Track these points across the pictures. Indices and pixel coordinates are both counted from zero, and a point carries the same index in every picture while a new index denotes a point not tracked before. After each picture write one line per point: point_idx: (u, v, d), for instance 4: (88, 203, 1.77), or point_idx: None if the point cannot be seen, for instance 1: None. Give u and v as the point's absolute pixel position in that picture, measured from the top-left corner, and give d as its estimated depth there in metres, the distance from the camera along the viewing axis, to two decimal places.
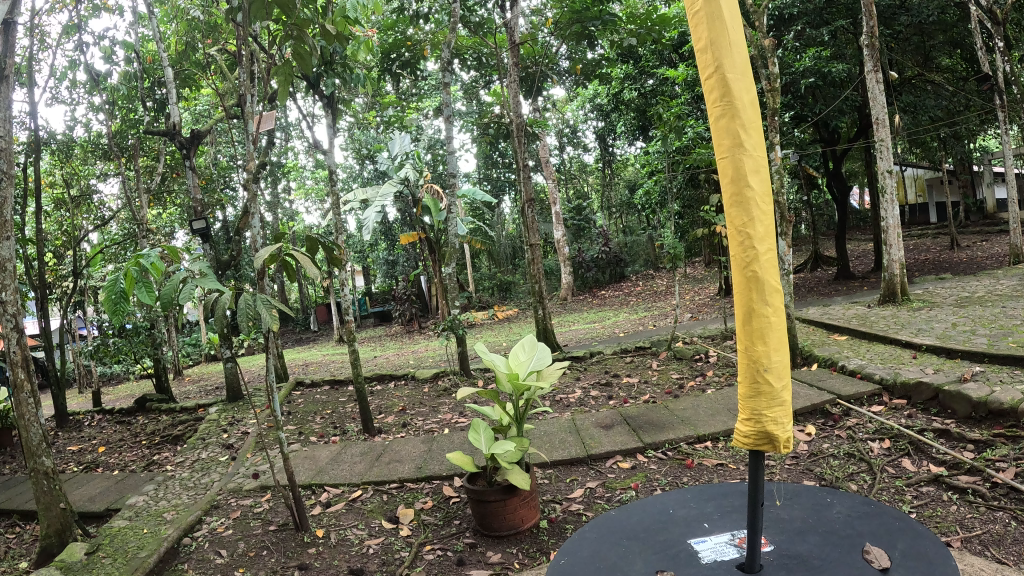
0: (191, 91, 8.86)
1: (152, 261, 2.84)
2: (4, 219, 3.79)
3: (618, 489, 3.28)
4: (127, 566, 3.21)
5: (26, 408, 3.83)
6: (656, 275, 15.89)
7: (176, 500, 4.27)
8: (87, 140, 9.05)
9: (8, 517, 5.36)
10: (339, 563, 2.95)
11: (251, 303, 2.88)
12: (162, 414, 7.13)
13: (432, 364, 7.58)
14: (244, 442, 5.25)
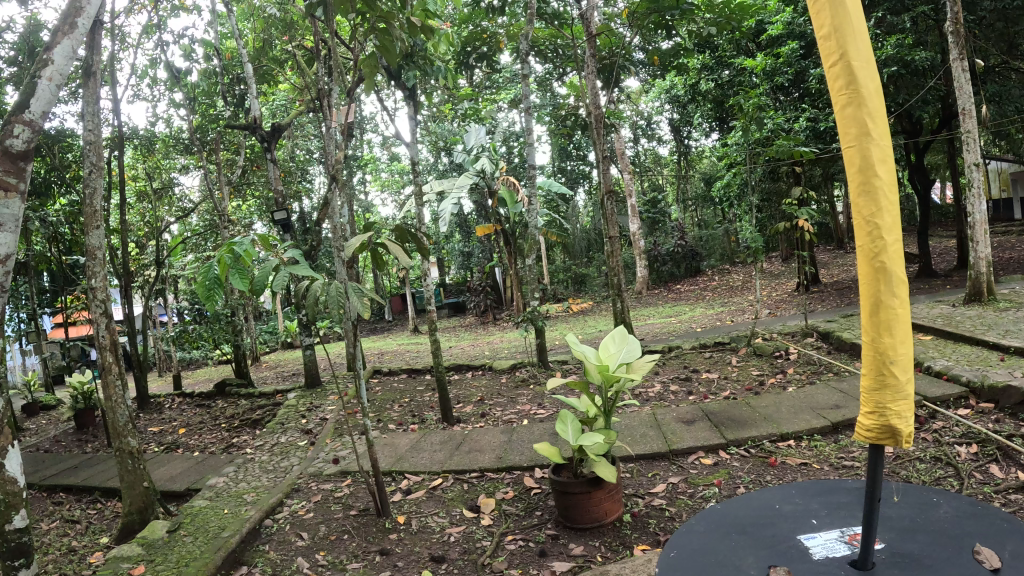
0: (267, 86, 9.14)
1: (245, 248, 2.91)
2: (95, 209, 3.94)
3: (701, 485, 3.23)
4: (209, 545, 3.32)
5: (114, 387, 4.02)
6: (731, 270, 15.57)
7: (256, 482, 4.39)
8: (169, 135, 9.40)
9: (91, 492, 5.63)
10: (421, 550, 2.99)
11: (340, 292, 2.94)
12: (241, 398, 7.37)
13: (510, 356, 7.62)
14: (323, 429, 5.37)
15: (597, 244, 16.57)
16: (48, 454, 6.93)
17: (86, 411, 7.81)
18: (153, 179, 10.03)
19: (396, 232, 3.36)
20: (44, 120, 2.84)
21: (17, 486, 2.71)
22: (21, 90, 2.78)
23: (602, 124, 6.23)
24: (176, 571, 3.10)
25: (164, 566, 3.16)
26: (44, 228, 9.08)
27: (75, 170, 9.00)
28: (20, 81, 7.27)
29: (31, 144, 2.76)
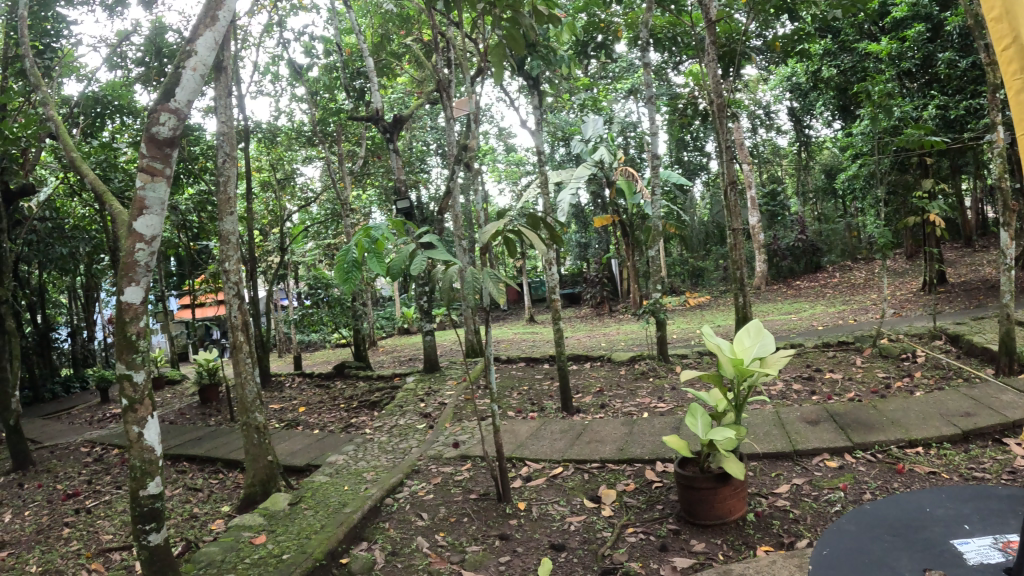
0: (388, 80, 9.49)
1: (382, 233, 3.09)
2: (229, 196, 4.36)
3: (825, 489, 3.15)
4: (329, 520, 3.54)
5: (244, 365, 4.31)
6: (855, 266, 14.86)
7: (375, 462, 4.61)
8: (292, 128, 9.97)
9: (214, 463, 6.05)
10: (540, 537, 3.09)
11: (477, 278, 3.11)
12: (359, 380, 7.72)
13: (627, 349, 7.61)
14: (440, 413, 5.57)
15: (716, 238, 16.15)
16: (175, 426, 7.49)
17: (209, 387, 8.38)
18: (276, 170, 10.61)
19: (527, 220, 3.43)
20: (189, 108, 2.97)
21: (155, 455, 2.86)
22: (167, 80, 2.91)
23: (724, 113, 6.05)
24: (297, 541, 3.32)
25: (286, 536, 3.41)
26: (178, 215, 9.84)
27: (202, 162, 9.62)
28: (149, 80, 7.92)
29: (176, 131, 2.90)
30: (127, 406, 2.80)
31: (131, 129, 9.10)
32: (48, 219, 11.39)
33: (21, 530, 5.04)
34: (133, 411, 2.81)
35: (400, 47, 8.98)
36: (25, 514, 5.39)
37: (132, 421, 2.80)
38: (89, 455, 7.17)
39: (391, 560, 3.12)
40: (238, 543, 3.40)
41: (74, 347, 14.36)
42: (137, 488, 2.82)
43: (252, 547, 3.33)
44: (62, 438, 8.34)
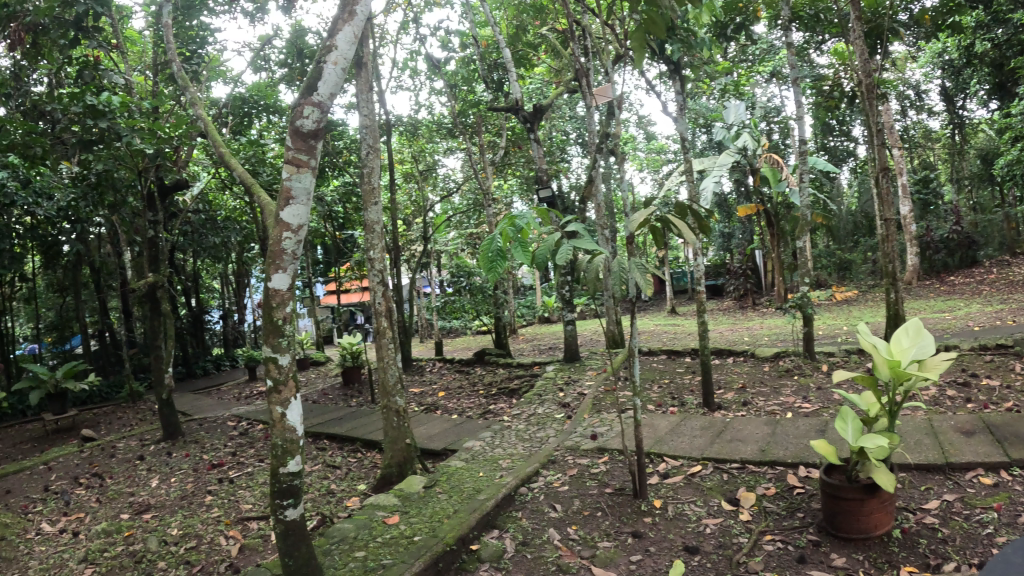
0: (527, 71, 9.60)
1: (529, 221, 3.39)
2: (372, 187, 4.55)
3: (978, 509, 2.90)
4: (461, 505, 3.80)
5: (387, 349, 4.50)
6: (1015, 261, 13.44)
7: (512, 450, 4.77)
8: (434, 120, 10.28)
9: (353, 442, 6.32)
10: (674, 538, 3.22)
11: (625, 266, 3.45)
12: (498, 367, 7.91)
13: (771, 348, 7.34)
14: (579, 403, 5.66)
15: (865, 228, 15.09)
16: (320, 405, 7.97)
17: (353, 368, 8.74)
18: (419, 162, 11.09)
19: (676, 208, 3.76)
20: (330, 101, 3.11)
21: (296, 434, 2.94)
22: (310, 75, 3.07)
23: (873, 93, 5.60)
24: (428, 524, 3.59)
25: (418, 518, 3.68)
26: (323, 206, 10.41)
27: (346, 155, 10.13)
28: (291, 80, 8.40)
29: (319, 124, 3.04)
30: (272, 387, 2.94)
31: (277, 126, 9.68)
32: (202, 211, 12.41)
33: (167, 494, 5.52)
34: (277, 392, 2.94)
35: (535, 38, 9.05)
36: (173, 481, 5.85)
37: (275, 401, 2.93)
38: (236, 429, 7.74)
39: (520, 550, 3.34)
40: (372, 522, 3.70)
41: (230, 328, 15.57)
42: (278, 465, 2.91)
43: (385, 527, 3.63)
44: (214, 412, 9.06)
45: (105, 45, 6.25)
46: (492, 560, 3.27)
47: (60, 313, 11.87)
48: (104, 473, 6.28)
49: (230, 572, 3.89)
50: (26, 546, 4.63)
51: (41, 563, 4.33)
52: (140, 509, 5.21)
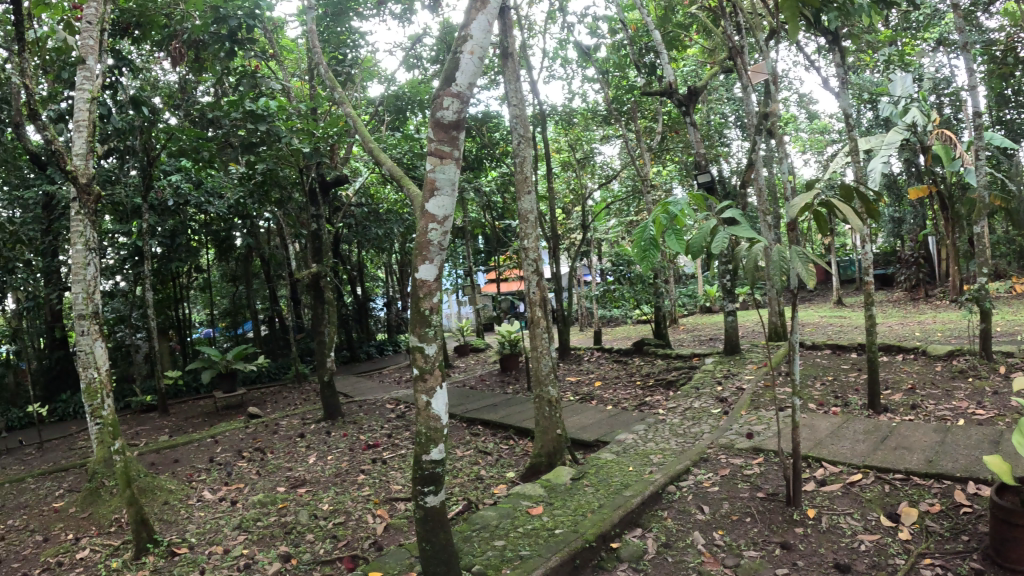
0: (678, 53, 9.28)
1: (682, 208, 3.43)
2: (527, 177, 4.85)
3: None
4: (606, 500, 4.13)
5: (540, 340, 5.04)
6: None
7: (664, 444, 5.27)
8: (587, 110, 10.35)
9: (507, 430, 6.45)
10: (825, 553, 3.33)
11: (786, 258, 3.32)
12: (657, 358, 8.86)
13: (946, 344, 6.63)
14: (736, 399, 6.16)
15: None
16: (476, 389, 8.33)
17: (510, 356, 9.08)
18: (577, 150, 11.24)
19: (840, 191, 3.46)
20: (470, 90, 3.11)
21: (440, 423, 2.97)
22: (448, 66, 3.09)
23: None
24: (572, 518, 3.93)
25: (562, 511, 4.04)
26: (481, 197, 10.50)
27: (503, 145, 10.38)
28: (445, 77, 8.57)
29: (459, 114, 3.05)
30: (419, 375, 2.98)
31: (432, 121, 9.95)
32: (364, 205, 13.01)
33: (321, 471, 5.67)
34: (423, 381, 2.98)
35: (686, 17, 8.67)
36: (328, 460, 6.05)
37: (421, 390, 2.98)
38: (392, 412, 8.08)
39: (662, 552, 3.59)
40: (517, 511, 4.11)
41: (394, 315, 16.43)
42: (421, 452, 2.97)
43: (527, 517, 4.01)
44: (370, 396, 9.41)
45: (263, 54, 6.66)
46: (630, 560, 3.53)
47: (234, 301, 13.11)
48: (265, 449, 6.64)
49: (373, 550, 3.83)
50: (188, 511, 4.88)
51: (198, 528, 4.47)
52: (295, 484, 5.36)
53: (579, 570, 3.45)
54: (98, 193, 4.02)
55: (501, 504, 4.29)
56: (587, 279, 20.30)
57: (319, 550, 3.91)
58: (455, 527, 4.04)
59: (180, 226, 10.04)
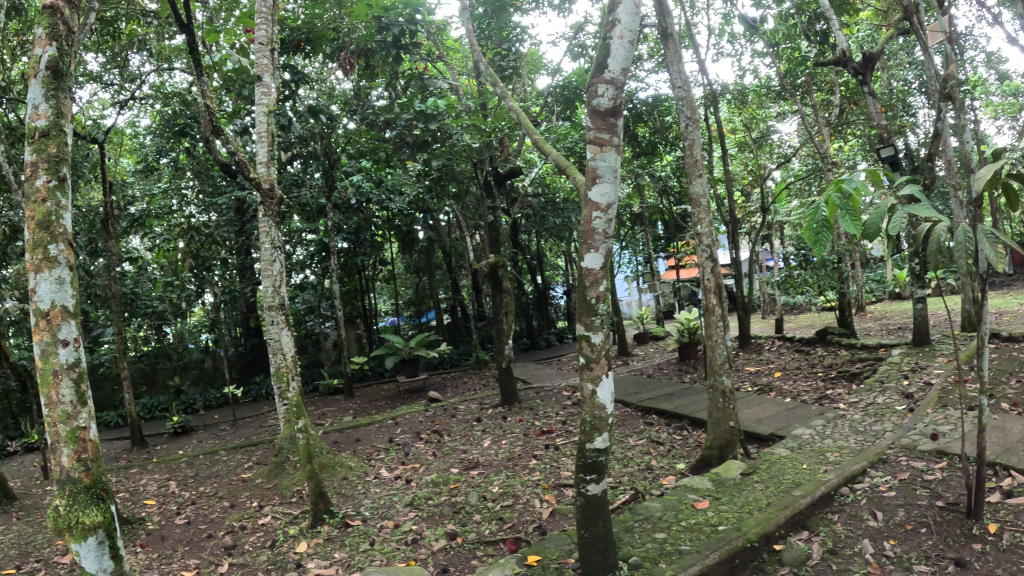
0: (850, 18, 8.52)
1: (854, 188, 3.30)
2: (697, 157, 4.87)
3: None
4: (775, 499, 4.22)
5: (715, 328, 4.89)
6: None
7: (841, 442, 5.13)
8: (762, 86, 10.30)
9: (682, 420, 6.42)
10: (1004, 572, 3.21)
11: (972, 236, 2.97)
12: (841, 348, 8.38)
13: None
14: (923, 396, 5.68)
15: None
16: (653, 378, 8.35)
17: (689, 344, 8.95)
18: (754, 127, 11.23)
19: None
20: (624, 76, 3.16)
21: (605, 412, 3.05)
22: (599, 53, 3.16)
23: None
24: (737, 515, 4.08)
25: (727, 507, 4.21)
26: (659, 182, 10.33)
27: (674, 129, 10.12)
28: None
29: (615, 100, 3.12)
30: (584, 364, 3.07)
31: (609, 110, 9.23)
32: (542, 196, 13.00)
33: (495, 454, 5.51)
34: (589, 369, 3.06)
35: None
36: (503, 444, 5.80)
37: (587, 378, 3.07)
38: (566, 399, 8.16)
39: (826, 558, 3.66)
40: (682, 504, 4.33)
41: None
42: (585, 441, 3.10)
43: (692, 511, 4.21)
44: (550, 380, 8.76)
45: (430, 56, 6.87)
46: (791, 566, 3.65)
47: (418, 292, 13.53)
48: (443, 431, 6.52)
49: (536, 534, 3.93)
50: (364, 487, 5.10)
51: (374, 502, 4.73)
52: (468, 466, 5.28)
53: (738, 570, 3.63)
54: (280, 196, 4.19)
55: (668, 496, 4.51)
56: (768, 260, 19.48)
57: (485, 531, 4.04)
58: (618, 514, 4.31)
59: (364, 222, 10.82)
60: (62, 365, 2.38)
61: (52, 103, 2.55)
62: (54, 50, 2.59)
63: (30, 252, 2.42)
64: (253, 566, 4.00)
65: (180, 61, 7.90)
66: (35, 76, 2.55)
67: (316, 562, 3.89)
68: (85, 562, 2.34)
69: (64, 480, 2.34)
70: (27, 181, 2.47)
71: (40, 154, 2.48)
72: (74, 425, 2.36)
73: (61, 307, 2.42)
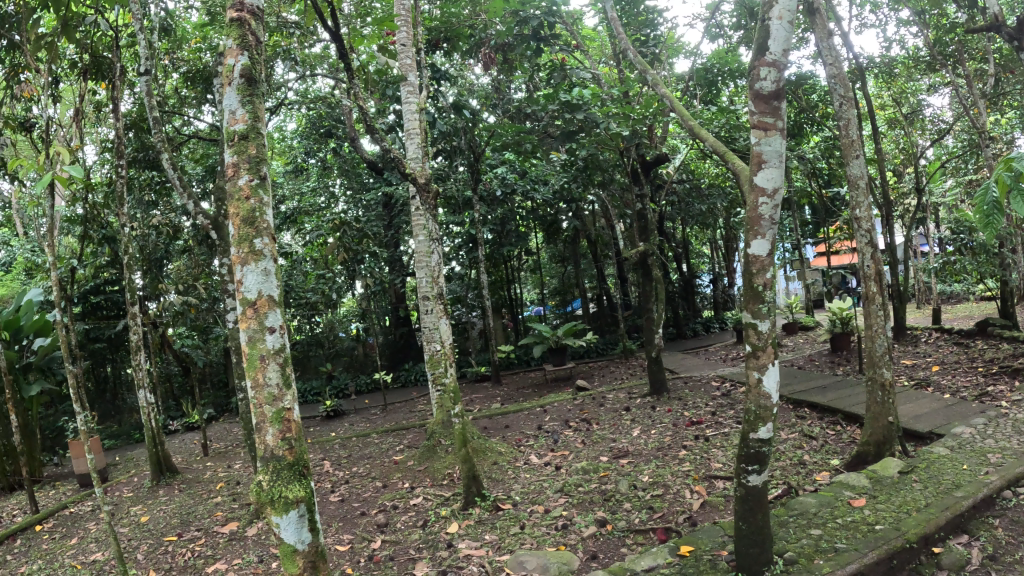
0: None
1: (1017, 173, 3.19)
2: (853, 137, 4.95)
3: None
4: (935, 500, 4.05)
5: (875, 317, 4.90)
6: None
7: (1001, 443, 4.87)
8: (910, 56, 9.78)
9: (835, 414, 6.27)
10: None
11: None
12: (1004, 342, 7.90)
13: None
14: None
15: None
16: (804, 370, 8.11)
17: (843, 335, 8.76)
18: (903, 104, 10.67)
19: None
20: (786, 57, 3.07)
21: (770, 402, 3.02)
22: (759, 35, 3.11)
23: None
24: (894, 514, 3.91)
25: (885, 506, 4.03)
26: (806, 163, 10.32)
27: (823, 108, 9.86)
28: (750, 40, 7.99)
29: (778, 83, 3.04)
30: (751, 352, 3.07)
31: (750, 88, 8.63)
32: (687, 182, 12.73)
33: (645, 444, 5.52)
34: (756, 358, 3.06)
35: None
36: (652, 433, 5.79)
37: (753, 366, 3.06)
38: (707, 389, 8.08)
39: (986, 564, 3.56)
40: (837, 501, 4.18)
41: (721, 291, 15.79)
42: (749, 430, 3.08)
43: (848, 508, 4.05)
44: (698, 371, 8.57)
45: (566, 45, 6.97)
46: (951, 570, 3.55)
47: (565, 281, 14.16)
48: (592, 419, 6.56)
49: (687, 525, 3.97)
50: (514, 471, 5.24)
51: (524, 487, 4.87)
52: (617, 454, 5.34)
53: (895, 570, 3.51)
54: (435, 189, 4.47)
55: (822, 492, 4.37)
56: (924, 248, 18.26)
57: (634, 520, 4.12)
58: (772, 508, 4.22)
59: (510, 214, 11.10)
60: (268, 350, 2.36)
61: (248, 107, 2.53)
62: (244, 57, 2.55)
63: (238, 245, 2.45)
64: (405, 543, 4.21)
65: (325, 66, 8.42)
66: (230, 81, 2.53)
67: (466, 542, 4.07)
68: (286, 534, 2.29)
69: (269, 456, 2.32)
70: (232, 181, 2.49)
71: (239, 156, 2.48)
72: (279, 406, 2.33)
73: (267, 297, 2.42)
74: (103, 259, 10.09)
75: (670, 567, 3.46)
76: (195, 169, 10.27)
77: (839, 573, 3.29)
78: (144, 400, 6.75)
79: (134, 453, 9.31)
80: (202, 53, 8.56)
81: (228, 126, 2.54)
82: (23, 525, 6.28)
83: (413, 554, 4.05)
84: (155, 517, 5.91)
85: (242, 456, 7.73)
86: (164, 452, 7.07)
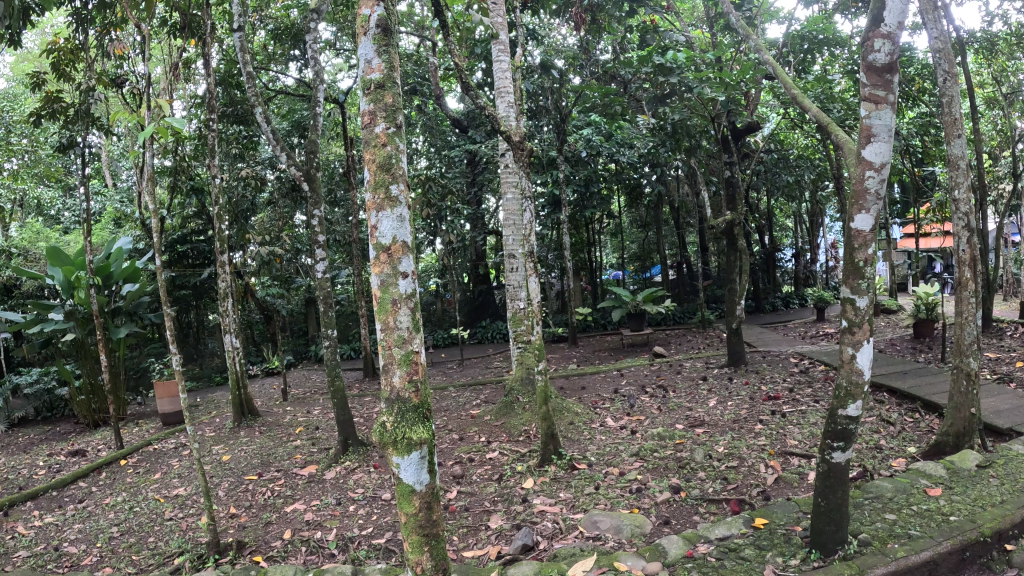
0: None
1: None
2: (955, 116, 4.66)
3: None
4: (1011, 497, 3.90)
5: (966, 305, 4.70)
6: None
7: None
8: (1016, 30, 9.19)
9: (913, 402, 6.08)
10: None
11: None
12: None
13: None
14: None
15: None
16: (885, 355, 7.87)
17: (926, 321, 8.47)
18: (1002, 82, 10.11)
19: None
20: (903, 28, 2.93)
21: (862, 378, 2.95)
22: (876, 5, 2.96)
23: None
24: (970, 507, 3.81)
25: (961, 498, 3.92)
26: (900, 140, 9.90)
27: (919, 83, 9.42)
28: (847, 7, 7.65)
29: (893, 55, 2.92)
30: (846, 328, 3.00)
31: (842, 58, 8.34)
32: (775, 152, 12.37)
33: (721, 415, 5.48)
34: (851, 333, 3.00)
35: None
36: (729, 405, 5.75)
37: (848, 342, 2.99)
38: None
39: None
40: (913, 488, 4.07)
41: (801, 268, 15.32)
42: (838, 406, 3.02)
43: (924, 496, 3.96)
44: (776, 347, 8.38)
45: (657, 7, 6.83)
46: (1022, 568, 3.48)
47: (644, 247, 14.20)
48: (668, 387, 6.55)
49: (760, 498, 3.94)
50: (590, 433, 5.29)
51: (599, 449, 4.93)
52: (693, 423, 5.33)
53: (967, 563, 3.43)
54: (529, 147, 4.47)
55: (898, 477, 4.26)
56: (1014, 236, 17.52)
57: (708, 489, 4.12)
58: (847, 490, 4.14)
59: (592, 175, 11.08)
60: (399, 295, 2.46)
61: (383, 57, 2.59)
62: (381, 9, 2.62)
63: (373, 191, 2.54)
64: (480, 496, 4.32)
65: (410, 25, 8.47)
66: (367, 33, 2.60)
67: (541, 499, 4.14)
68: (405, 474, 2.43)
69: (395, 399, 2.45)
70: (368, 128, 2.57)
71: (376, 103, 2.55)
72: (407, 349, 2.44)
73: (401, 243, 2.51)
74: (190, 210, 10.49)
75: (744, 537, 3.45)
76: (281, 125, 10.54)
77: (913, 559, 3.22)
78: (230, 344, 7.01)
79: (215, 396, 9.76)
80: (289, 11, 8.68)
81: (365, 75, 2.61)
82: (110, 459, 6.66)
83: (488, 506, 4.15)
84: (235, 457, 6.19)
85: (319, 403, 8.01)
86: (246, 395, 7.36)
